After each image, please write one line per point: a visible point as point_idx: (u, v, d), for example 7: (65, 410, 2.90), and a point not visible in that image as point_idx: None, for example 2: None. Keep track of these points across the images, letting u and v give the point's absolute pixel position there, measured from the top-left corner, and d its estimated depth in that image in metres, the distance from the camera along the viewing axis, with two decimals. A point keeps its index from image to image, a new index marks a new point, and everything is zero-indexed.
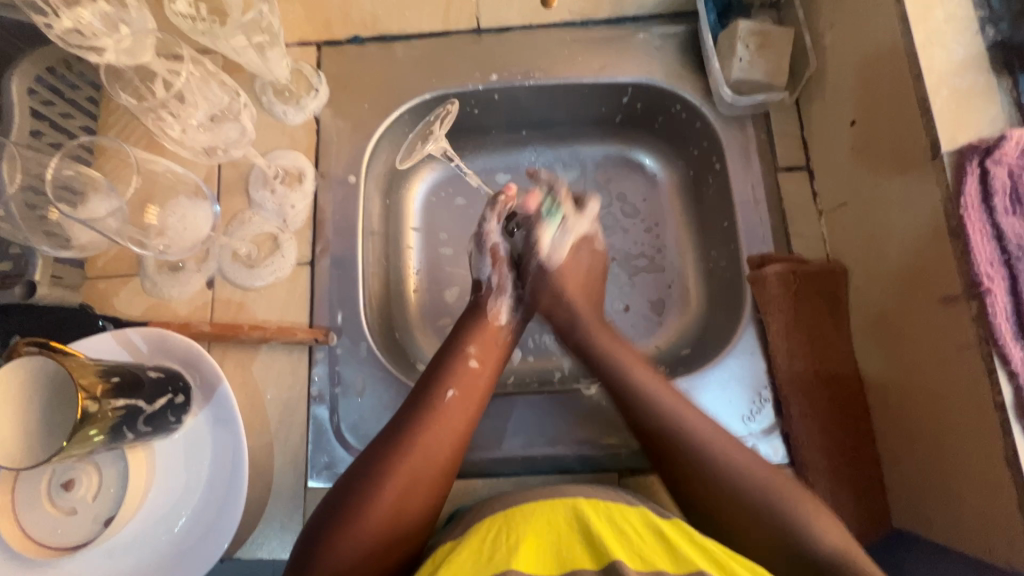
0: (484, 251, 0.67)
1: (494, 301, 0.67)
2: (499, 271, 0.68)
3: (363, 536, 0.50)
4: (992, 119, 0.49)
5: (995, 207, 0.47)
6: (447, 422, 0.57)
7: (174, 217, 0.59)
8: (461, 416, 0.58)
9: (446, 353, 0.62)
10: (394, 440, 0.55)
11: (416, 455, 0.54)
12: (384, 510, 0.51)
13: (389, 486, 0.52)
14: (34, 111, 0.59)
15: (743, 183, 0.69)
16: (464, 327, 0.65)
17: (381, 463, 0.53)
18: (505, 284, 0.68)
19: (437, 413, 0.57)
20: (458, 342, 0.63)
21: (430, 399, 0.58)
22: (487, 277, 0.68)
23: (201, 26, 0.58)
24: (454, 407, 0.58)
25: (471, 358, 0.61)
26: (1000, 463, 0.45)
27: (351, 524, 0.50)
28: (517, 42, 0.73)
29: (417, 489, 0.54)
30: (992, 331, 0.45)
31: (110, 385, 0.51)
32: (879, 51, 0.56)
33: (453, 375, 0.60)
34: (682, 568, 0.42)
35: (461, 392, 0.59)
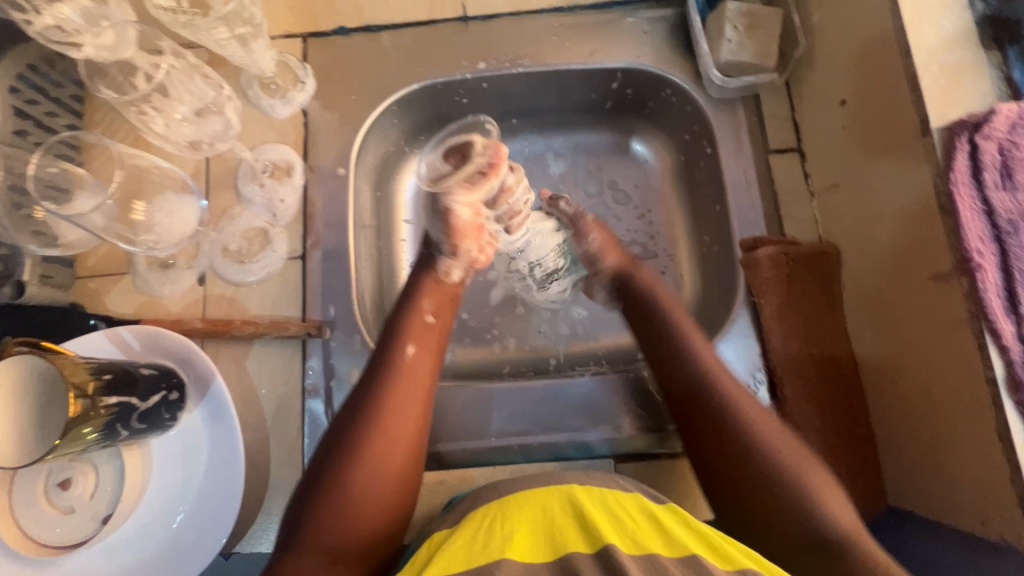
0: (438, 216, 0.53)
1: (447, 258, 0.59)
2: (478, 241, 0.57)
3: (343, 518, 0.47)
4: (982, 94, 0.48)
5: (985, 181, 0.46)
6: (414, 378, 0.53)
7: (162, 213, 0.58)
8: (426, 369, 0.55)
9: (400, 310, 0.58)
10: (359, 407, 0.51)
11: (387, 420, 0.50)
12: (362, 484, 0.48)
13: (359, 459, 0.49)
14: (18, 110, 0.58)
15: (734, 166, 0.69)
16: (416, 281, 0.59)
17: (351, 433, 0.50)
18: (478, 258, 0.59)
19: (401, 371, 0.53)
20: (412, 298, 0.59)
21: (390, 358, 0.54)
22: (439, 239, 0.57)
23: (181, 18, 0.57)
24: (416, 362, 0.54)
25: (427, 314, 0.58)
26: (993, 440, 0.45)
27: (330, 502, 0.47)
28: (506, 29, 0.73)
29: (390, 457, 0.50)
30: (983, 307, 0.45)
31: (102, 382, 0.51)
32: (868, 28, 0.56)
33: (411, 331, 0.56)
34: (675, 552, 0.42)
35: (421, 346, 0.56)
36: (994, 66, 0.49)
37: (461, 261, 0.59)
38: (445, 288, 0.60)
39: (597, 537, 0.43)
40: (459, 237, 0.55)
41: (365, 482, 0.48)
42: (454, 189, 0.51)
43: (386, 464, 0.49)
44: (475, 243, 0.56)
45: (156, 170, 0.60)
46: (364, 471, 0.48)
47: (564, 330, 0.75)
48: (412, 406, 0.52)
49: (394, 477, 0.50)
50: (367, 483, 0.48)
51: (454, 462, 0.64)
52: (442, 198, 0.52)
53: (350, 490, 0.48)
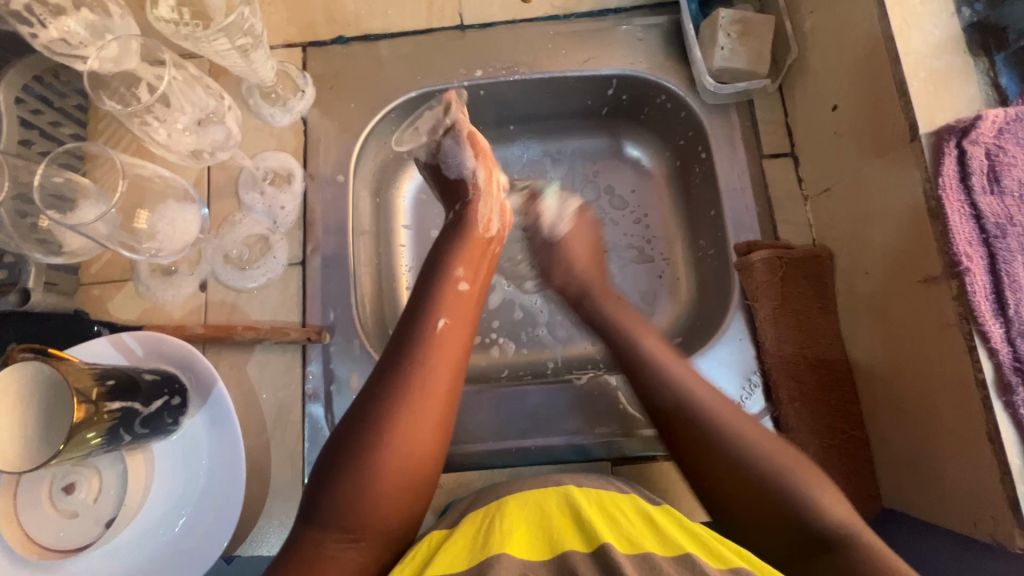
0: (462, 142, 0.66)
1: (480, 198, 0.66)
2: (483, 164, 0.67)
3: (375, 486, 0.47)
4: (970, 99, 0.49)
5: (973, 186, 0.47)
6: (443, 352, 0.53)
7: (164, 221, 0.60)
8: (457, 343, 0.54)
9: (433, 277, 0.58)
10: (387, 381, 0.51)
11: (413, 394, 0.50)
12: (395, 452, 0.48)
13: (394, 425, 0.49)
14: (23, 120, 0.59)
15: (729, 171, 0.70)
16: (451, 243, 0.61)
17: (375, 410, 0.49)
18: (492, 181, 0.67)
19: (431, 344, 0.53)
20: (445, 264, 0.59)
21: (419, 331, 0.53)
22: (472, 175, 0.67)
23: (183, 30, 0.59)
24: (450, 332, 0.54)
25: (460, 281, 0.58)
26: (983, 441, 0.46)
27: (362, 470, 0.47)
28: (502, 37, 0.74)
29: (425, 426, 0.50)
30: (972, 309, 0.46)
31: (106, 388, 0.52)
32: (858, 35, 0.56)
33: (443, 302, 0.56)
34: (667, 549, 0.43)
35: (453, 318, 0.55)
36: (982, 72, 0.50)
37: (498, 207, 0.66)
38: (480, 246, 0.62)
39: (594, 536, 0.43)
40: (486, 160, 0.67)
41: (391, 457, 0.48)
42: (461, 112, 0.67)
43: (413, 439, 0.49)
44: (494, 173, 0.68)
45: (157, 178, 0.61)
46: (391, 446, 0.48)
47: (561, 334, 0.76)
48: (441, 380, 0.52)
49: (423, 450, 0.49)
50: (394, 458, 0.48)
51: (452, 465, 0.65)
52: (459, 126, 0.66)
53: (375, 465, 0.48)
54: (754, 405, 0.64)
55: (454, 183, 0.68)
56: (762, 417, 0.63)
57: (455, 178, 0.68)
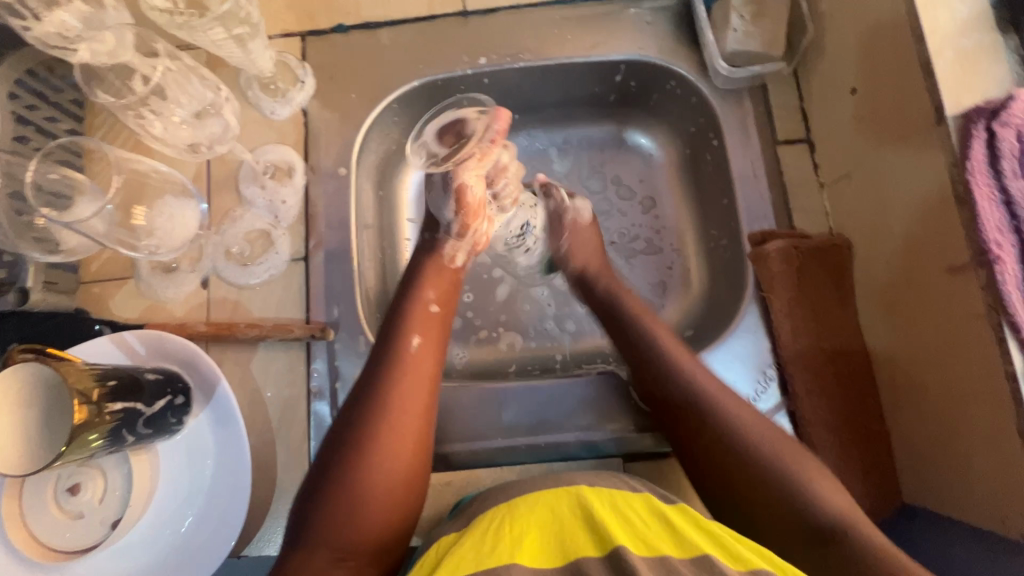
0: (450, 196, 0.59)
1: (452, 245, 0.62)
2: (466, 222, 0.61)
3: (359, 510, 0.47)
4: (999, 78, 0.47)
5: (1004, 169, 0.45)
6: (419, 369, 0.54)
7: (162, 217, 0.58)
8: (431, 361, 0.55)
9: (404, 300, 0.59)
10: (362, 402, 0.51)
11: (389, 416, 0.50)
12: (377, 476, 0.48)
13: (372, 450, 0.49)
14: (18, 116, 0.58)
15: (742, 158, 0.68)
16: (420, 268, 0.61)
17: (353, 434, 0.49)
18: (469, 235, 0.62)
19: (406, 363, 0.53)
20: (414, 288, 0.59)
21: (393, 352, 0.54)
22: (448, 220, 0.61)
23: (178, 19, 0.56)
24: (422, 351, 0.55)
25: (431, 303, 0.59)
26: (1012, 436, 0.44)
27: (344, 494, 0.47)
28: (506, 24, 0.71)
29: (405, 446, 0.50)
30: (1002, 301, 0.43)
31: (107, 389, 0.50)
32: (878, 15, 0.54)
33: (416, 322, 0.56)
34: (683, 552, 0.42)
35: (425, 336, 0.56)
36: (1011, 50, 0.47)
37: (467, 248, 0.63)
38: (452, 276, 0.62)
39: (607, 539, 0.42)
40: (468, 214, 0.61)
41: (374, 477, 0.48)
42: (467, 168, 0.58)
43: (393, 460, 0.49)
44: (479, 226, 0.62)
45: (155, 173, 0.60)
46: (370, 470, 0.48)
47: (570, 326, 0.75)
48: (415, 400, 0.52)
49: (404, 470, 0.49)
50: (375, 478, 0.48)
51: (461, 463, 0.64)
52: (456, 177, 0.58)
53: (355, 488, 0.47)
54: (769, 400, 0.62)
55: (432, 215, 0.63)
56: (778, 412, 0.61)
57: (433, 210, 0.62)
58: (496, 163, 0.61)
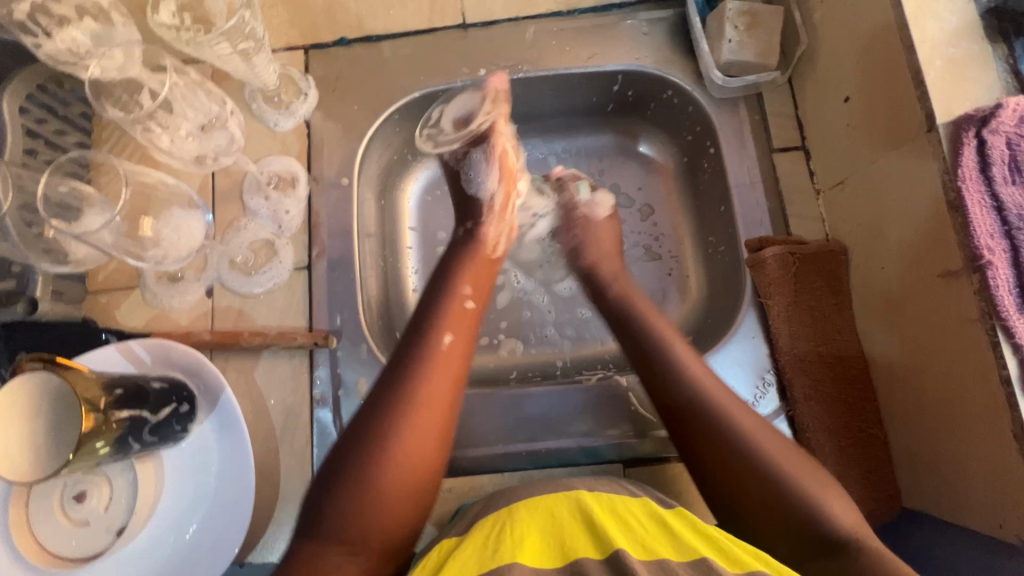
0: (490, 161, 0.66)
1: (495, 222, 0.65)
2: (504, 189, 0.67)
3: (371, 504, 0.47)
4: (988, 87, 0.48)
5: (994, 176, 0.46)
6: (448, 368, 0.52)
7: (169, 228, 0.59)
8: (459, 360, 0.54)
9: (440, 294, 0.58)
10: (389, 397, 0.50)
11: (414, 413, 0.50)
12: (394, 471, 0.48)
13: (392, 446, 0.48)
14: (28, 130, 0.59)
15: (738, 165, 0.68)
16: (458, 262, 0.61)
17: (376, 428, 0.49)
18: (506, 205, 0.67)
19: (435, 362, 0.52)
20: (452, 281, 0.59)
21: (424, 350, 0.53)
22: (489, 191, 0.66)
23: (185, 36, 0.58)
24: (452, 350, 0.53)
25: (466, 298, 0.58)
26: (1007, 439, 0.44)
27: (359, 488, 0.47)
28: (505, 36, 0.73)
29: (426, 444, 0.49)
30: (995, 305, 0.44)
31: (114, 397, 0.52)
32: (869, 25, 0.55)
33: (449, 319, 0.55)
34: (682, 555, 0.42)
35: (457, 334, 0.55)
36: (1000, 58, 0.48)
37: (509, 224, 0.66)
38: (484, 268, 0.61)
39: (606, 543, 0.43)
40: (507, 179, 0.67)
41: (391, 472, 0.48)
42: (499, 130, 0.66)
43: (413, 457, 0.49)
44: (513, 194, 0.68)
45: (163, 186, 0.61)
46: (389, 464, 0.48)
47: (570, 332, 0.75)
48: (442, 397, 0.51)
49: (422, 468, 0.49)
50: (391, 474, 0.48)
51: (462, 469, 0.64)
52: (494, 144, 0.66)
53: (373, 482, 0.47)
54: (768, 405, 0.62)
55: (467, 196, 0.67)
56: (777, 417, 0.62)
57: (471, 189, 0.67)
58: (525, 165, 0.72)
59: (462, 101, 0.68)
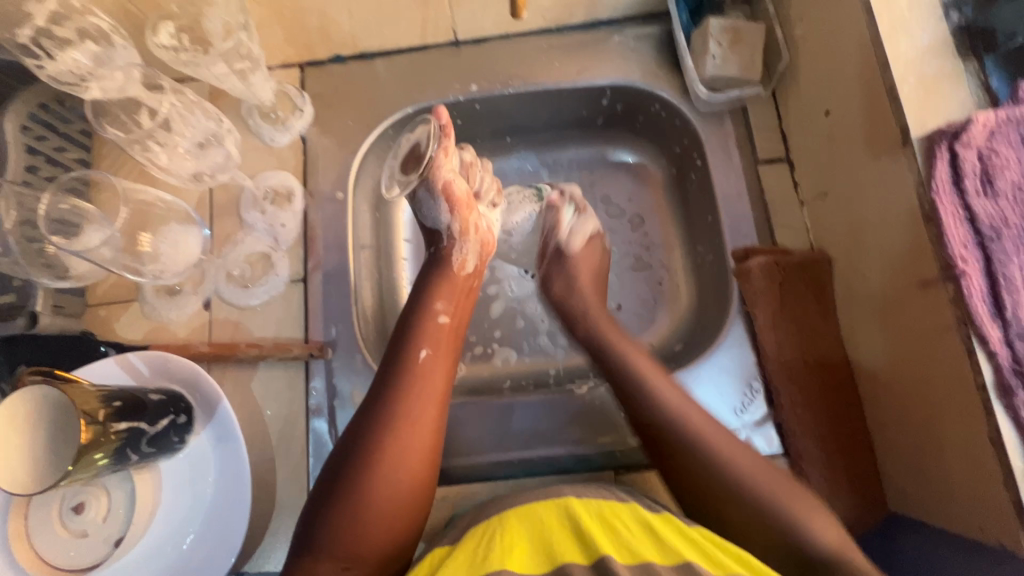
0: (436, 195, 0.62)
1: (459, 249, 0.66)
2: (457, 216, 0.65)
3: (364, 522, 0.49)
4: (960, 103, 0.49)
5: (967, 188, 0.47)
6: (428, 381, 0.55)
7: (166, 243, 0.61)
8: (438, 373, 0.56)
9: (416, 311, 0.60)
10: (374, 414, 0.52)
11: (399, 428, 0.52)
12: (381, 488, 0.50)
13: (378, 462, 0.50)
14: (29, 148, 0.61)
15: (724, 177, 0.70)
16: (431, 279, 0.63)
17: (363, 445, 0.51)
18: (466, 228, 0.66)
19: (413, 375, 0.55)
20: (426, 299, 0.62)
21: (403, 364, 0.56)
22: (445, 223, 0.65)
23: (183, 56, 0.60)
24: (430, 363, 0.56)
25: (441, 314, 0.61)
26: (984, 444, 0.46)
27: (350, 505, 0.49)
28: (496, 52, 0.75)
29: (410, 457, 0.51)
30: (970, 313, 0.45)
31: (112, 409, 0.52)
32: (847, 42, 0.57)
33: (425, 334, 0.58)
34: (668, 558, 0.43)
35: (435, 349, 0.58)
36: (973, 75, 0.50)
37: (474, 248, 0.66)
38: (461, 286, 0.64)
39: (593, 550, 0.44)
40: (462, 209, 0.64)
41: (379, 489, 0.50)
42: (439, 163, 0.61)
43: (401, 471, 0.51)
44: (470, 217, 0.66)
45: (160, 203, 0.63)
46: (378, 480, 0.50)
47: (562, 341, 0.76)
48: (424, 412, 0.54)
49: (408, 481, 0.51)
50: (379, 490, 0.49)
51: (456, 477, 0.65)
52: (434, 180, 0.61)
53: (362, 497, 0.49)
54: (756, 411, 0.64)
55: (428, 226, 0.67)
56: (764, 423, 0.63)
57: (430, 222, 0.66)
58: (484, 180, 0.69)
59: (415, 133, 0.64)
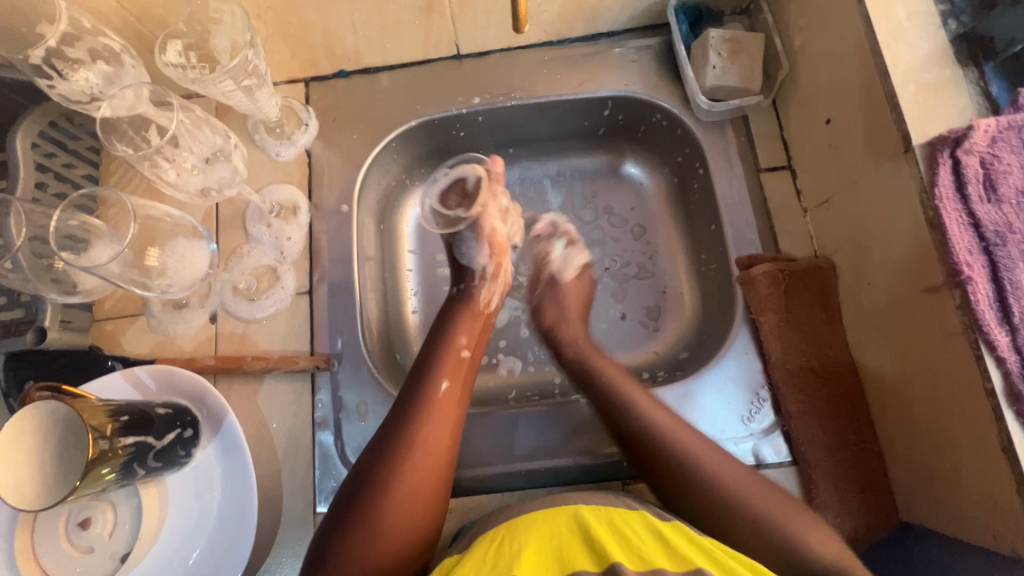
0: (481, 239, 0.68)
1: (487, 289, 0.68)
2: (496, 262, 0.69)
3: (371, 552, 0.48)
4: (961, 109, 0.50)
5: (970, 195, 0.47)
6: (445, 412, 0.55)
7: (173, 257, 0.62)
8: (455, 406, 0.56)
9: (437, 345, 0.61)
10: (388, 444, 0.52)
11: (416, 454, 0.52)
12: (392, 517, 0.49)
13: (393, 492, 0.50)
14: (38, 164, 0.62)
15: (726, 185, 0.70)
16: (453, 316, 0.64)
17: (379, 469, 0.51)
18: (500, 274, 0.69)
19: (432, 406, 0.55)
20: (449, 332, 0.62)
21: (423, 393, 0.56)
22: (481, 264, 0.68)
23: (191, 74, 0.60)
24: (448, 395, 0.57)
25: (463, 348, 0.61)
26: (996, 452, 0.45)
27: (363, 536, 0.48)
28: (497, 66, 0.76)
29: (424, 489, 0.52)
30: (977, 319, 0.45)
31: (120, 423, 0.52)
32: (846, 50, 0.58)
33: (445, 366, 0.59)
34: (678, 565, 0.43)
35: (453, 381, 0.58)
36: (972, 82, 0.51)
37: (499, 291, 0.69)
38: (480, 320, 0.65)
39: (603, 554, 0.44)
40: (498, 254, 0.69)
41: (393, 518, 0.49)
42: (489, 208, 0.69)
43: (414, 501, 0.51)
44: (504, 264, 0.70)
45: (167, 218, 0.63)
46: (391, 508, 0.50)
47: None
48: (439, 444, 0.54)
49: (421, 513, 0.51)
50: (392, 519, 0.49)
51: (462, 489, 0.65)
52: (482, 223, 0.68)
53: (374, 528, 0.49)
54: (763, 420, 0.63)
55: (461, 264, 0.70)
56: (772, 431, 0.62)
57: (464, 260, 0.69)
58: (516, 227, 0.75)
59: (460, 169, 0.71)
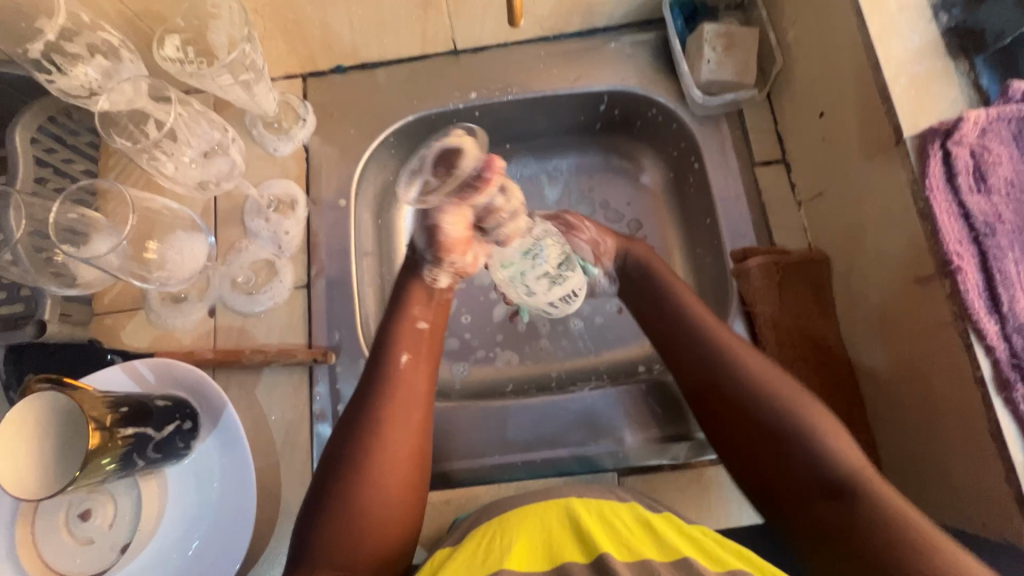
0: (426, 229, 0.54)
1: (432, 270, 0.58)
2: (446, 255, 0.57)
3: (353, 540, 0.49)
4: (951, 101, 0.50)
5: (960, 185, 0.48)
6: (410, 389, 0.55)
7: (172, 251, 0.62)
8: (419, 381, 0.56)
9: (392, 318, 0.58)
10: (359, 429, 0.52)
11: (383, 435, 0.52)
12: (370, 502, 0.50)
13: (370, 479, 0.50)
14: (37, 159, 0.62)
15: (721, 178, 0.71)
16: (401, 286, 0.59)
17: (353, 455, 0.51)
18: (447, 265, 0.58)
19: (397, 385, 0.54)
20: (402, 305, 0.59)
21: (385, 372, 0.55)
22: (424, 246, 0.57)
23: (189, 69, 0.61)
24: (410, 370, 0.56)
25: (420, 320, 0.59)
26: (985, 439, 0.46)
27: (344, 523, 0.49)
28: (493, 61, 0.76)
29: (399, 473, 0.52)
30: (966, 308, 0.46)
31: (119, 415, 0.52)
32: (839, 44, 0.58)
33: (403, 340, 0.57)
34: (665, 555, 0.44)
35: (414, 355, 0.57)
36: (963, 74, 0.51)
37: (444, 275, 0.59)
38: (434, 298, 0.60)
39: (593, 547, 0.44)
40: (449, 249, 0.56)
41: (371, 505, 0.50)
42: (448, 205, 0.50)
43: (389, 486, 0.51)
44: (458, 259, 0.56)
45: (166, 210, 0.64)
46: (369, 495, 0.50)
47: (564, 344, 0.77)
48: (408, 424, 0.53)
49: (399, 498, 0.51)
50: (371, 505, 0.50)
51: (459, 481, 0.65)
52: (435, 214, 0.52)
53: (352, 514, 0.49)
54: None
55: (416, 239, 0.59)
56: None
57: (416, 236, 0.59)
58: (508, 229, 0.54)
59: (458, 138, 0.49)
